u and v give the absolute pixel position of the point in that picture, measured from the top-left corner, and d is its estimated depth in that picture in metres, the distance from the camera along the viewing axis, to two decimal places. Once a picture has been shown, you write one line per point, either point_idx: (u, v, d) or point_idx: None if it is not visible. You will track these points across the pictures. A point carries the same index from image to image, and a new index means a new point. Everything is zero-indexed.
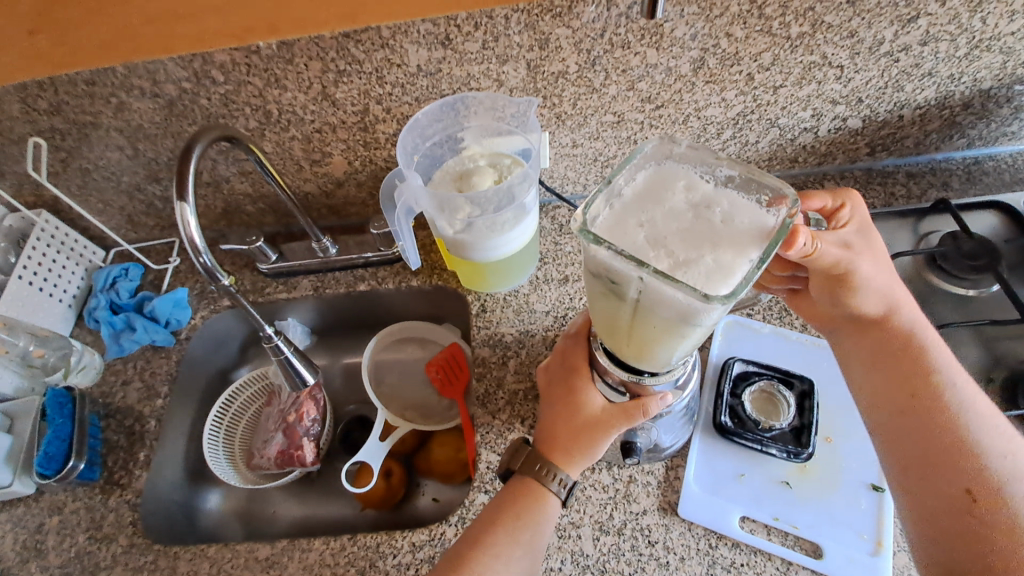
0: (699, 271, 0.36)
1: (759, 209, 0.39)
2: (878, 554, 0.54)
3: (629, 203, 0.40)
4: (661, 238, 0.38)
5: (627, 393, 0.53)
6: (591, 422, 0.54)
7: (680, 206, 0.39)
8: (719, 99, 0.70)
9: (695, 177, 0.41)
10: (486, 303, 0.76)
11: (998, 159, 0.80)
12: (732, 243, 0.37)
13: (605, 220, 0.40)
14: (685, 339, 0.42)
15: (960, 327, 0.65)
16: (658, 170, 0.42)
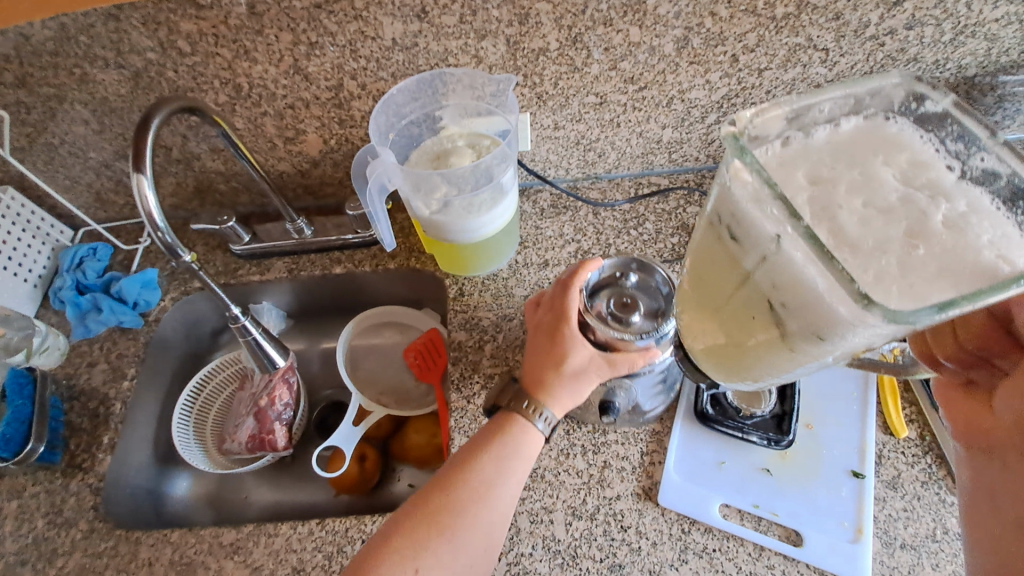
0: (871, 270, 0.29)
1: (1015, 239, 0.30)
2: (858, 542, 0.54)
3: (812, 149, 0.34)
4: (835, 202, 0.31)
5: (609, 347, 0.53)
6: (577, 368, 0.54)
7: (890, 179, 0.32)
8: (703, 81, 0.68)
9: (926, 156, 0.33)
10: (464, 286, 0.75)
11: None
12: (939, 252, 0.29)
13: (774, 155, 0.34)
14: (801, 354, 0.35)
15: None
16: (879, 129, 0.35)
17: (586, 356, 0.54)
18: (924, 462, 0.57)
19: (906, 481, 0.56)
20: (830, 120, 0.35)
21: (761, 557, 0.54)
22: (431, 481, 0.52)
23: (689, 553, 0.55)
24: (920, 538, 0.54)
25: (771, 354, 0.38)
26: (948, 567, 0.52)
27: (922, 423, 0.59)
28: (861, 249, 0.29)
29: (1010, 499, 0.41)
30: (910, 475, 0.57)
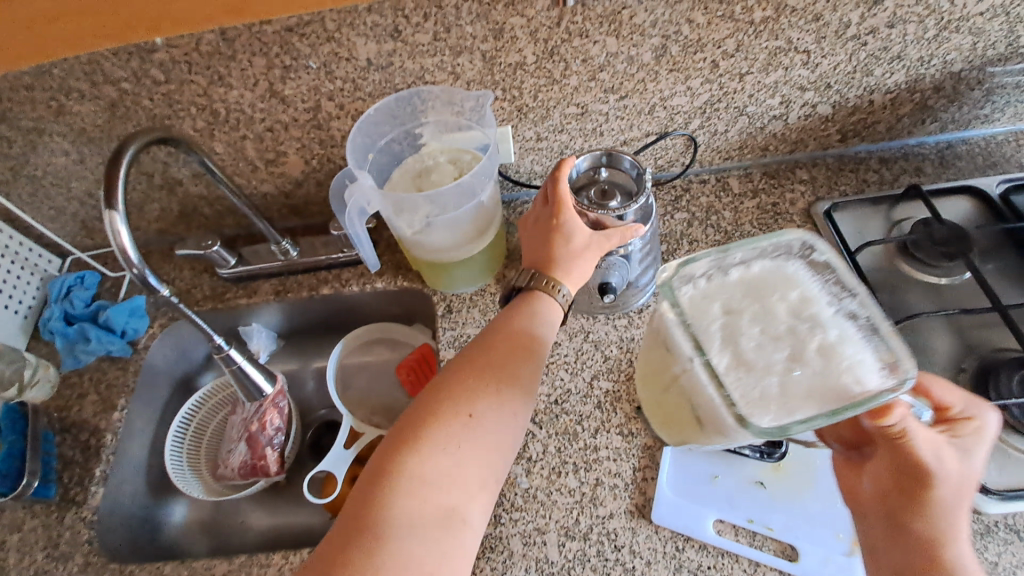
0: (753, 391, 0.38)
1: (868, 367, 0.38)
2: (854, 554, 0.53)
3: (729, 285, 0.42)
4: (736, 331, 0.40)
5: (598, 223, 0.59)
6: (585, 244, 0.57)
7: (781, 314, 0.40)
8: (685, 88, 0.68)
9: (815, 293, 0.41)
10: (452, 303, 0.74)
11: (972, 143, 0.78)
12: (808, 380, 0.38)
13: (696, 291, 0.42)
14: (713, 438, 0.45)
15: (932, 317, 0.63)
16: (782, 267, 0.42)
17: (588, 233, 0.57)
18: None
19: None
20: (741, 260, 0.42)
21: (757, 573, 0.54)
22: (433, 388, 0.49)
23: (684, 571, 0.54)
24: None
25: (696, 434, 0.48)
26: None
27: None
28: (752, 375, 0.38)
29: (887, 556, 0.45)
30: None
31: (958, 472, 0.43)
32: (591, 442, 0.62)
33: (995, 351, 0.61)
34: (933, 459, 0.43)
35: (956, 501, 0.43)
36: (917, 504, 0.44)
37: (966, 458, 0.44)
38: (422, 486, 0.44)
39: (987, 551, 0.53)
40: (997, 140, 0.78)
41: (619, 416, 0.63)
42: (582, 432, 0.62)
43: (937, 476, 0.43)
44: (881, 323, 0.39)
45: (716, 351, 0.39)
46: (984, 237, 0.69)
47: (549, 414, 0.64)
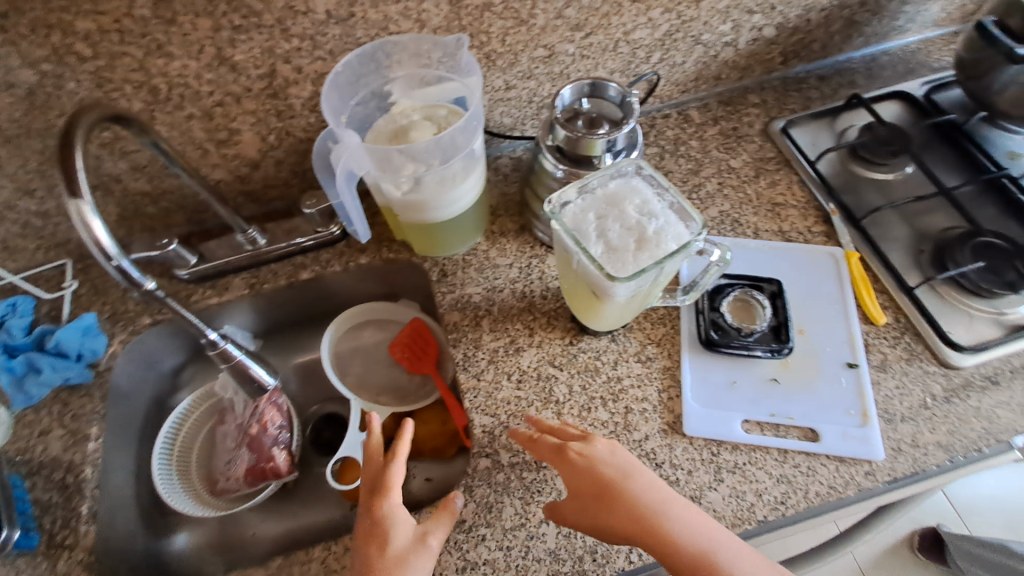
0: (616, 261, 0.46)
1: (683, 230, 0.48)
2: (866, 425, 0.58)
3: (596, 200, 0.50)
4: (604, 228, 0.48)
5: (574, 140, 0.59)
6: (411, 547, 0.50)
7: (631, 211, 0.49)
8: (646, 20, 0.69)
9: (652, 196, 0.50)
10: (445, 267, 0.72)
11: (891, 54, 0.87)
12: (652, 246, 0.47)
13: (574, 211, 0.49)
14: (603, 314, 0.54)
15: (887, 209, 0.71)
16: (629, 182, 0.51)
17: (416, 538, 0.50)
18: (903, 341, 0.63)
19: (892, 362, 0.62)
20: (600, 184, 0.51)
21: (787, 459, 0.57)
22: None
23: (723, 472, 0.57)
24: (915, 408, 0.59)
25: (595, 318, 0.56)
26: (942, 427, 0.58)
27: (895, 308, 0.65)
28: (616, 253, 0.46)
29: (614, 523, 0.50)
30: (894, 355, 0.62)
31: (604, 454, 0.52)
32: (615, 374, 0.63)
33: (941, 231, 0.69)
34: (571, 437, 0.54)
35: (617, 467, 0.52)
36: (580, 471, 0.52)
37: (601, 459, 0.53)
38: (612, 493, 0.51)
39: (971, 398, 0.60)
40: (910, 49, 0.87)
41: (634, 344, 0.65)
42: (603, 365, 0.64)
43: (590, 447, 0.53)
44: (691, 206, 0.49)
45: (585, 244, 0.47)
46: (916, 134, 0.78)
47: (568, 355, 0.64)
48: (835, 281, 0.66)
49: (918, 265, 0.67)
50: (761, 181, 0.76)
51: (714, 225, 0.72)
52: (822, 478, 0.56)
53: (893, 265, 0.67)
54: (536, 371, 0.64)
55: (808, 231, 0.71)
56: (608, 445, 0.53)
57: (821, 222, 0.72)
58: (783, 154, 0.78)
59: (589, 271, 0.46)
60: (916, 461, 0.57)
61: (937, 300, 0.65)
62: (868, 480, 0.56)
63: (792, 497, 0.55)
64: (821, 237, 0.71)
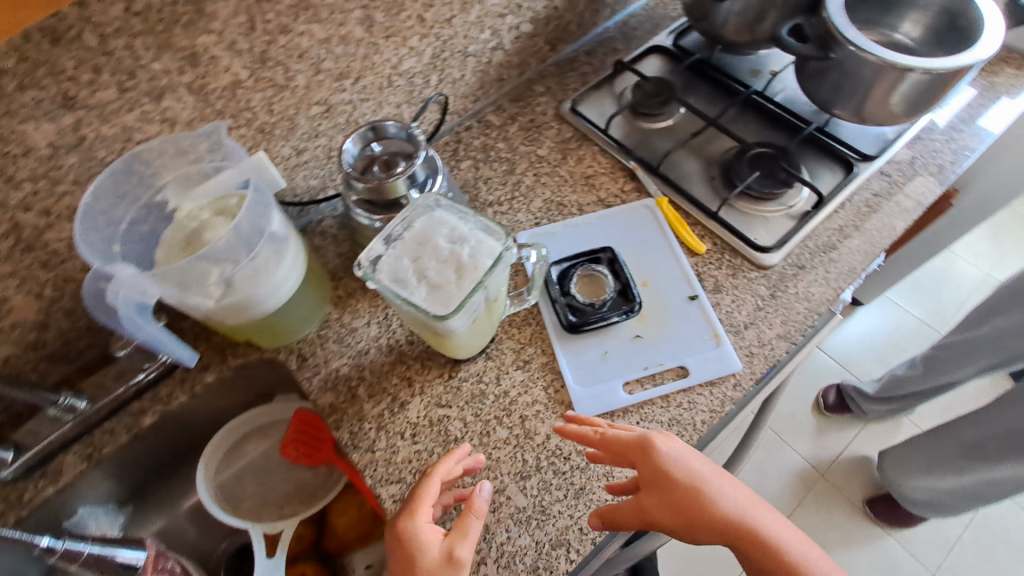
0: (441, 298, 0.47)
1: (494, 245, 0.49)
2: (720, 345, 0.64)
3: (406, 244, 0.49)
4: (421, 271, 0.48)
5: (376, 188, 0.58)
6: (439, 566, 0.49)
7: (441, 244, 0.49)
8: (408, 49, 0.70)
9: (458, 221, 0.51)
10: (303, 350, 0.68)
11: (638, 14, 0.96)
12: (469, 271, 0.47)
13: (388, 263, 0.48)
14: (456, 344, 0.54)
15: (675, 151, 0.79)
16: (432, 214, 0.51)
17: (444, 555, 0.49)
18: (726, 260, 0.71)
19: (723, 282, 0.69)
20: (405, 226, 0.51)
21: (672, 403, 0.62)
22: None
23: None
24: (751, 314, 0.67)
25: (453, 349, 0.56)
26: (776, 321, 0.66)
27: (710, 234, 0.73)
28: (439, 290, 0.47)
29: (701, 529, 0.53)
30: (723, 275, 0.70)
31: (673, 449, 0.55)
32: (501, 389, 0.64)
33: (723, 155, 0.79)
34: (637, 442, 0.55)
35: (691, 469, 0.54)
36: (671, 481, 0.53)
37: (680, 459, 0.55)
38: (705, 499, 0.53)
39: (790, 287, 0.69)
40: (652, 5, 0.97)
41: (509, 354, 0.66)
42: (488, 386, 0.64)
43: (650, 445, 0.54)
44: (493, 220, 0.51)
45: (407, 292, 0.46)
46: (678, 79, 0.88)
47: (452, 390, 0.64)
48: (657, 229, 0.73)
49: (716, 191, 0.76)
50: (570, 160, 0.81)
51: (543, 215, 0.76)
52: (702, 406, 0.62)
53: (696, 199, 0.75)
54: (427, 419, 0.62)
55: (622, 192, 0.78)
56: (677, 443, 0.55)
57: (630, 180, 0.79)
58: (580, 130, 0.84)
59: (421, 316, 0.46)
60: (767, 358, 0.64)
61: (738, 215, 0.74)
62: (737, 391, 0.62)
63: (685, 434, 0.60)
64: (633, 194, 0.77)
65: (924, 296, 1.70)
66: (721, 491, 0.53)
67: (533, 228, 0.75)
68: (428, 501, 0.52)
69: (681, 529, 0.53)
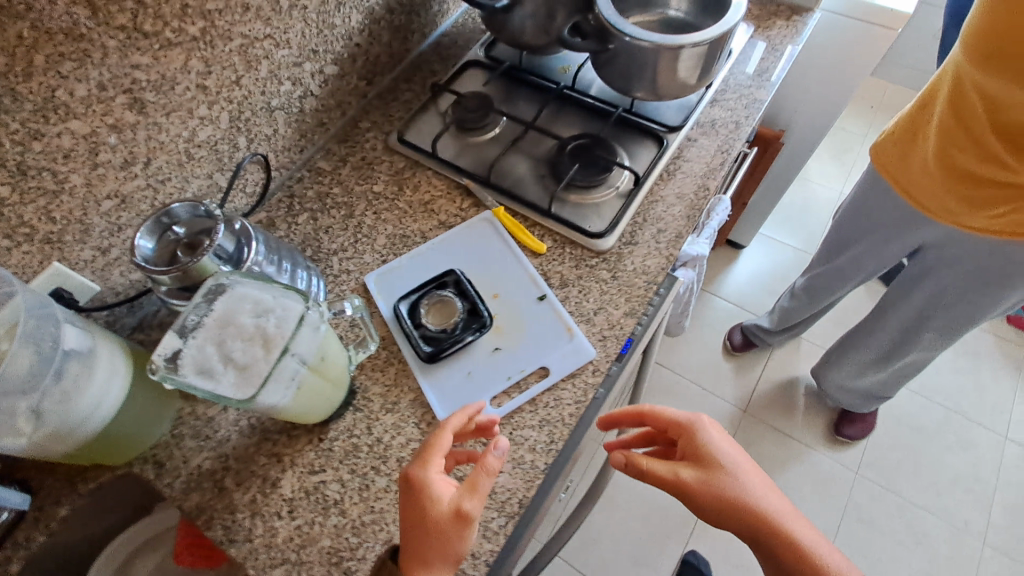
0: (250, 379, 0.45)
1: (297, 310, 0.49)
2: (573, 336, 0.67)
3: (207, 331, 0.47)
4: (226, 356, 0.46)
5: (180, 274, 0.55)
6: (449, 520, 0.50)
7: (243, 323, 0.48)
8: (199, 120, 0.67)
9: (258, 293, 0.50)
10: (159, 455, 0.63)
11: (449, 33, 0.99)
12: (276, 344, 0.47)
13: (189, 357, 0.46)
14: (293, 412, 0.53)
15: (503, 159, 0.82)
16: (230, 293, 0.49)
17: (452, 508, 0.50)
18: (567, 254, 0.74)
19: (567, 275, 0.72)
20: (203, 313, 0.48)
21: (540, 404, 0.64)
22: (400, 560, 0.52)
23: None
24: (597, 298, 0.70)
25: (296, 416, 0.55)
26: (621, 299, 0.70)
27: (549, 233, 0.76)
28: (246, 372, 0.46)
29: (726, 517, 0.56)
30: (566, 269, 0.73)
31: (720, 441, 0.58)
32: (374, 438, 0.63)
33: (548, 153, 0.82)
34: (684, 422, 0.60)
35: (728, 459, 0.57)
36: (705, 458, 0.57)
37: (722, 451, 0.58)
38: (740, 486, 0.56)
39: (627, 265, 0.73)
40: (461, 22, 1.00)
41: (377, 399, 0.65)
42: (360, 438, 0.63)
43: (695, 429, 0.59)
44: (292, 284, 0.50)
45: (210, 382, 0.45)
46: (496, 89, 0.90)
47: (324, 453, 0.62)
48: (498, 240, 0.75)
49: (548, 188, 0.79)
50: (406, 190, 0.82)
51: (389, 251, 0.76)
52: (568, 400, 0.64)
53: (530, 201, 0.78)
54: (303, 490, 0.60)
55: (461, 210, 0.79)
56: (724, 434, 0.59)
57: (467, 197, 0.80)
58: (411, 158, 0.85)
59: (227, 405, 0.44)
60: (618, 339, 0.67)
61: (571, 208, 0.77)
62: (597, 376, 0.65)
63: (556, 432, 0.62)
64: (472, 210, 0.79)
65: (795, 226, 1.85)
66: (761, 495, 0.56)
67: (381, 267, 0.75)
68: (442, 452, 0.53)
69: (706, 505, 0.56)
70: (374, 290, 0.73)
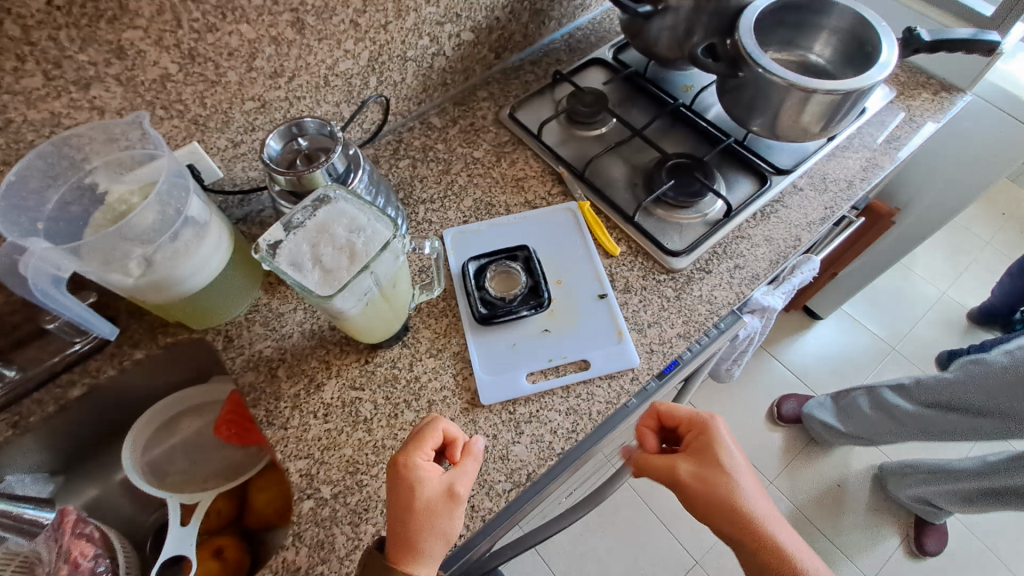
0: (332, 281, 0.51)
1: (386, 235, 0.53)
2: (622, 341, 0.68)
3: (308, 232, 0.53)
4: (318, 257, 0.52)
5: (293, 178, 0.61)
6: (439, 499, 0.52)
7: (339, 233, 0.53)
8: (343, 52, 0.74)
9: (358, 212, 0.54)
10: (229, 332, 0.71)
11: (583, 29, 1.01)
12: (361, 258, 0.52)
13: (289, 247, 0.52)
14: (356, 325, 0.58)
15: (602, 158, 0.83)
16: (336, 205, 0.55)
17: (444, 489, 0.53)
18: (638, 262, 0.75)
19: (632, 282, 0.73)
20: (308, 216, 0.54)
21: (571, 393, 0.66)
22: (393, 552, 0.51)
23: (521, 425, 0.64)
24: (656, 312, 0.71)
25: (356, 331, 0.60)
26: (678, 320, 0.70)
27: (627, 238, 0.77)
28: (330, 274, 0.51)
29: (716, 513, 0.58)
30: (633, 276, 0.73)
31: (728, 439, 0.60)
32: (413, 375, 0.67)
33: (648, 164, 0.83)
34: (695, 412, 0.62)
35: (734, 459, 0.59)
36: (711, 453, 0.59)
37: (730, 449, 0.59)
38: (739, 488, 0.57)
39: (695, 290, 0.73)
40: (598, 20, 1.02)
41: (425, 342, 0.69)
42: (400, 371, 0.67)
43: (710, 425, 0.60)
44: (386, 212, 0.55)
45: (299, 274, 0.50)
46: (613, 92, 0.92)
47: (367, 374, 0.67)
48: (576, 231, 0.77)
49: (637, 197, 0.80)
50: (503, 163, 0.85)
51: (472, 213, 0.80)
52: (600, 398, 0.65)
53: (617, 204, 0.79)
54: (340, 400, 0.66)
55: (548, 195, 0.82)
56: (730, 435, 0.61)
57: (557, 185, 0.83)
58: (516, 135, 0.88)
59: (309, 299, 0.50)
60: (665, 356, 0.68)
61: (654, 221, 0.78)
62: (634, 384, 0.66)
63: (580, 423, 0.64)
64: (559, 198, 0.81)
65: (879, 312, 1.74)
66: (753, 497, 0.57)
67: (461, 226, 0.79)
68: (432, 443, 0.56)
69: (701, 499, 0.58)
70: (449, 245, 0.77)
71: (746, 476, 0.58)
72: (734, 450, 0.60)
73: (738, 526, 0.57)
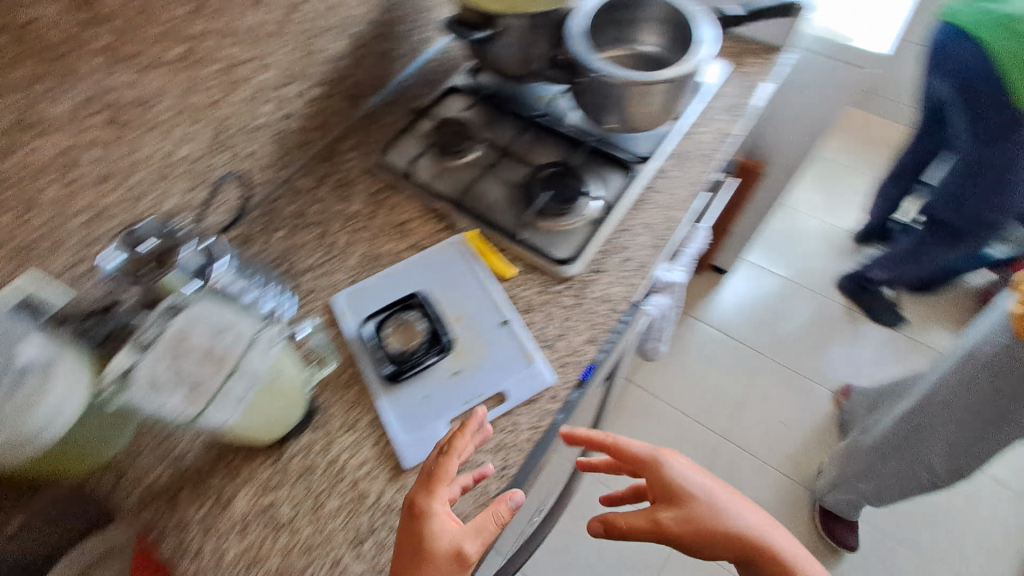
0: (198, 394, 0.47)
1: (249, 330, 0.51)
2: (533, 362, 0.68)
3: (153, 348, 0.47)
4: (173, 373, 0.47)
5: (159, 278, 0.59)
6: (449, 552, 0.50)
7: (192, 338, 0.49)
8: (179, 139, 0.69)
9: (211, 312, 0.51)
10: (117, 467, 0.64)
11: (433, 59, 1.02)
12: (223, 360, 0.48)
13: (137, 371, 0.46)
14: (245, 429, 0.55)
15: (478, 184, 0.84)
16: (182, 312, 0.50)
17: (452, 548, 0.50)
18: (533, 279, 0.76)
19: (532, 300, 0.73)
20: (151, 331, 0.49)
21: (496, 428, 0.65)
22: None
23: None
24: (560, 324, 0.72)
25: (246, 434, 0.57)
26: (583, 326, 0.71)
27: (518, 258, 0.77)
28: (193, 386, 0.47)
29: (707, 549, 0.58)
30: (531, 294, 0.74)
31: (677, 463, 0.62)
32: (330, 457, 0.63)
33: (522, 179, 0.84)
34: (648, 450, 0.63)
35: (691, 483, 0.61)
36: (676, 489, 0.60)
37: (685, 470, 0.62)
38: (718, 512, 0.59)
39: (592, 292, 0.74)
40: (446, 48, 1.03)
41: (336, 417, 0.66)
42: (316, 457, 0.63)
43: (664, 462, 0.62)
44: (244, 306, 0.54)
45: (158, 398, 0.46)
46: (474, 115, 0.93)
47: (279, 470, 0.63)
48: (466, 263, 0.77)
49: (519, 214, 0.81)
50: (381, 211, 0.84)
51: (359, 271, 0.78)
52: (524, 425, 0.65)
53: (500, 226, 0.79)
54: (255, 508, 0.61)
55: (432, 233, 0.81)
56: (687, 461, 0.63)
57: (438, 220, 0.82)
58: (388, 180, 0.87)
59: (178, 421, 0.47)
60: (578, 365, 0.69)
61: (540, 235, 0.79)
62: (554, 402, 0.66)
63: (510, 456, 0.63)
64: (443, 233, 0.81)
65: (779, 254, 1.87)
66: (734, 513, 0.60)
67: (350, 286, 0.76)
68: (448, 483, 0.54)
69: (691, 543, 0.58)
70: (342, 309, 0.74)
71: (722, 498, 0.60)
72: (688, 472, 0.62)
73: (732, 547, 0.59)
